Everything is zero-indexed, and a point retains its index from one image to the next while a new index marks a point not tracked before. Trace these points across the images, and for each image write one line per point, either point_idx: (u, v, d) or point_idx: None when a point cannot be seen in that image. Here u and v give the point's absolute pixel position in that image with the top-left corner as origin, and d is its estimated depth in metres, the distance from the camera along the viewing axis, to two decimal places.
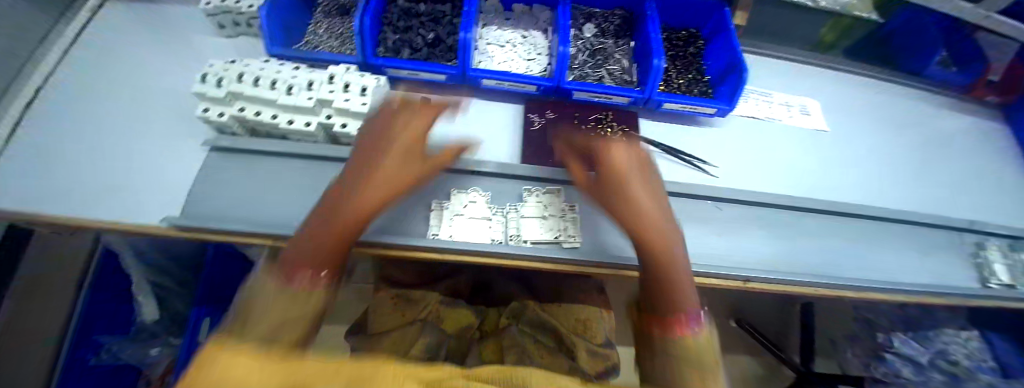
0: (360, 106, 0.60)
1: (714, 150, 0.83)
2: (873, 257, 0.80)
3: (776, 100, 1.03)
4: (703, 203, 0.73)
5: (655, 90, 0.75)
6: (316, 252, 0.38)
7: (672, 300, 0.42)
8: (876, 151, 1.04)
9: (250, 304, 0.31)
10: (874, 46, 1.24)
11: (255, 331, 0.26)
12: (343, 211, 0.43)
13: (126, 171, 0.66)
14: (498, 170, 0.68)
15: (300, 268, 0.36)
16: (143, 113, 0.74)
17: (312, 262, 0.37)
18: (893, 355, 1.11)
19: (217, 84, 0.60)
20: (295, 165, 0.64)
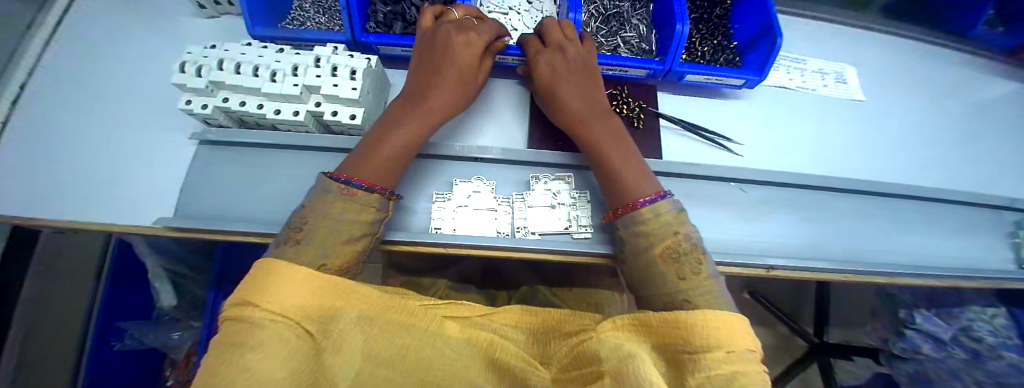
0: (351, 92, 0.54)
1: (739, 125, 0.75)
2: (907, 239, 0.74)
3: (810, 67, 0.93)
4: (725, 186, 0.67)
5: (676, 60, 0.67)
6: (373, 164, 0.45)
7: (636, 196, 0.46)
8: (918, 121, 0.94)
9: (307, 215, 0.39)
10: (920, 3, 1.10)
11: (305, 251, 0.36)
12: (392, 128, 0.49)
13: (114, 166, 0.62)
14: (503, 156, 0.63)
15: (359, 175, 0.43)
16: (125, 104, 0.69)
17: (368, 171, 0.44)
18: (914, 331, 0.97)
19: (196, 73, 0.55)
20: (286, 159, 0.61)
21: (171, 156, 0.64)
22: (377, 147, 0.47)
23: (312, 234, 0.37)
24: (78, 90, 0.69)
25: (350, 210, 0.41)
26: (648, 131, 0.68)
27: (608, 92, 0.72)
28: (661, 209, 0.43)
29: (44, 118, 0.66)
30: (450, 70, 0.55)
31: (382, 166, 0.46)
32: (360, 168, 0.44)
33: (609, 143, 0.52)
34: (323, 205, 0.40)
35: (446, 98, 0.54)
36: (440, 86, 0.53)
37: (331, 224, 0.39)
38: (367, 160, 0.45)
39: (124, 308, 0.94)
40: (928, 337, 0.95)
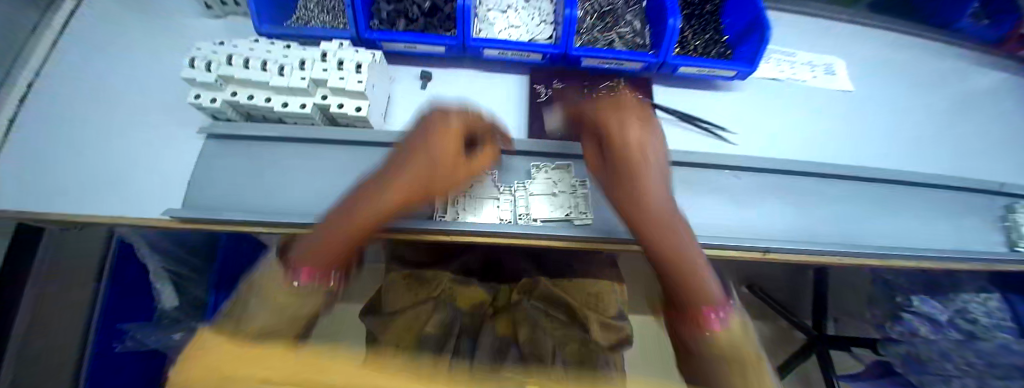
0: (357, 84, 0.56)
1: (732, 116, 0.78)
2: (898, 223, 0.76)
3: (799, 60, 0.96)
4: (720, 173, 0.69)
5: (670, 54, 0.69)
6: (324, 252, 0.38)
7: (692, 293, 0.37)
8: (905, 112, 0.97)
9: (263, 288, 0.37)
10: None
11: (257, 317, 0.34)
12: (362, 205, 0.40)
13: (120, 163, 0.63)
14: (505, 146, 0.64)
15: (307, 267, 0.37)
16: (133, 101, 0.70)
17: (316, 262, 0.37)
18: (911, 314, 1.04)
19: (207, 69, 0.56)
20: (293, 152, 0.62)
21: (179, 152, 0.65)
22: (336, 229, 0.39)
23: (253, 318, 0.34)
24: (85, 90, 0.70)
25: (291, 302, 0.36)
26: None
27: (605, 85, 0.74)
28: (732, 329, 0.34)
29: (48, 118, 0.66)
30: (439, 142, 0.44)
31: (335, 260, 0.39)
32: (308, 260, 0.37)
33: (651, 222, 0.43)
34: (262, 296, 0.36)
35: (428, 176, 0.43)
36: (423, 160, 0.43)
37: (270, 314, 0.35)
38: (327, 253, 0.38)
39: (126, 310, 0.91)
40: (925, 320, 1.01)
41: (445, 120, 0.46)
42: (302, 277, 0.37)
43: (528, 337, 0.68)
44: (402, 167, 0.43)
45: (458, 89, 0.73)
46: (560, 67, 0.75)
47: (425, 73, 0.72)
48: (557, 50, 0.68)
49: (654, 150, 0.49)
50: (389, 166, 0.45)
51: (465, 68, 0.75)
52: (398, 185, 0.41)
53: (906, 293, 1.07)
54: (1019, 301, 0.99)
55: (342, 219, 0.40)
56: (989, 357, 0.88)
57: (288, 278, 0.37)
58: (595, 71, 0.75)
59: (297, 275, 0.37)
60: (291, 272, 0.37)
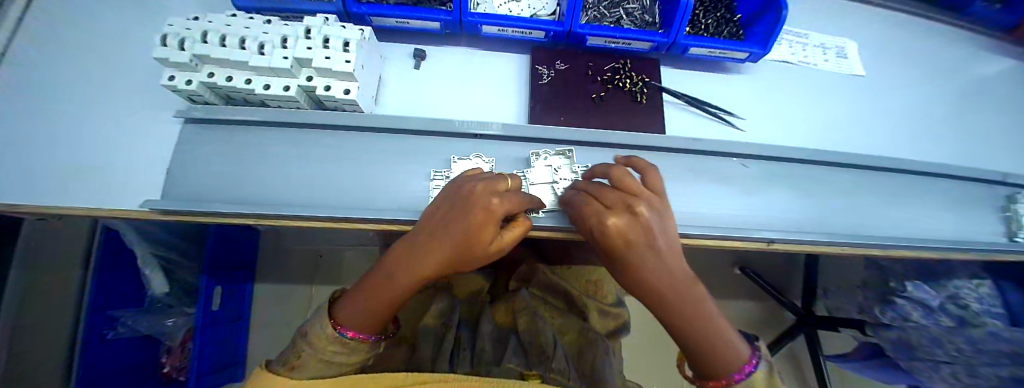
0: (344, 65, 0.51)
1: (741, 101, 0.74)
2: (905, 214, 0.74)
3: (812, 42, 0.91)
4: (728, 161, 0.67)
5: (681, 33, 0.64)
6: (361, 312, 0.39)
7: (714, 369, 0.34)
8: (914, 98, 0.94)
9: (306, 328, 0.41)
10: None
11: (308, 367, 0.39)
12: (396, 277, 0.39)
13: (96, 147, 0.59)
14: (504, 132, 0.60)
15: (350, 321, 0.39)
16: (104, 80, 0.64)
17: (359, 314, 0.39)
18: (905, 300, 0.99)
19: (178, 46, 0.51)
20: (278, 137, 0.58)
21: (156, 135, 0.61)
22: (368, 295, 0.40)
23: (306, 368, 0.39)
24: (59, 71, 0.63)
25: (346, 349, 0.41)
26: (653, 105, 0.67)
27: (610, 67, 0.69)
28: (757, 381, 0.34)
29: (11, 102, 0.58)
30: (459, 217, 0.38)
31: (378, 323, 0.41)
32: (353, 320, 0.39)
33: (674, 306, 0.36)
34: (314, 349, 0.39)
35: (448, 253, 0.39)
36: (442, 238, 0.39)
37: (322, 363, 0.40)
38: (371, 308, 0.39)
39: (117, 296, 0.91)
40: (918, 305, 0.97)
41: (487, 187, 0.40)
42: (351, 332, 0.40)
43: (528, 326, 0.67)
44: (436, 234, 0.39)
45: (453, 69, 0.68)
46: (563, 47, 0.70)
47: (419, 50, 0.67)
48: (560, 27, 0.63)
49: (666, 243, 0.38)
50: (415, 234, 0.42)
51: (461, 47, 0.70)
52: (430, 254, 0.39)
53: (902, 281, 1.03)
54: (1008, 286, 1.00)
55: (378, 283, 0.40)
56: (978, 343, 0.86)
57: (333, 326, 0.40)
58: (600, 51, 0.70)
59: (348, 329, 0.40)
60: (338, 327, 0.40)
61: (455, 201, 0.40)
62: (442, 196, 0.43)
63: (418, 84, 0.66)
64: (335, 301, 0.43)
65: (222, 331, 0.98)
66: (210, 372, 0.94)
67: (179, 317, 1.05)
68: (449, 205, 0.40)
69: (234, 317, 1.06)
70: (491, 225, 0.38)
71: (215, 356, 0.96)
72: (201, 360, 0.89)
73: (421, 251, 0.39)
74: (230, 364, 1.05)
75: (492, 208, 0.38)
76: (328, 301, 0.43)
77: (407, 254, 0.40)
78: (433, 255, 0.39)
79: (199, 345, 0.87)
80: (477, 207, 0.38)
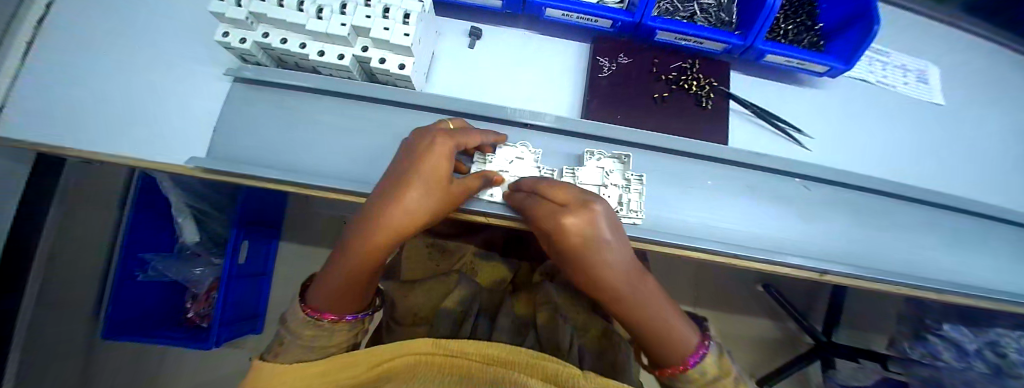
0: (403, 38, 0.48)
1: (809, 116, 0.69)
2: (979, 262, 0.68)
3: (892, 61, 0.84)
4: (789, 181, 0.62)
5: (761, 37, 0.59)
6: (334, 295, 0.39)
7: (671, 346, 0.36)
8: (1000, 134, 0.84)
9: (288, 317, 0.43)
10: None
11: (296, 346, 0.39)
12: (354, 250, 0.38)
13: (146, 94, 0.58)
14: (556, 124, 0.57)
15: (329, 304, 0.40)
16: (153, 24, 0.62)
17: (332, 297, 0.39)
18: (939, 338, 0.94)
19: (236, 2, 0.49)
20: (326, 107, 0.56)
21: (200, 89, 0.59)
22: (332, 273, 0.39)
23: (283, 353, 0.38)
24: (115, 13, 0.62)
25: (326, 331, 0.41)
26: (717, 113, 0.62)
27: (676, 66, 0.65)
28: (708, 365, 0.36)
29: (71, 45, 0.59)
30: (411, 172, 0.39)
31: (356, 296, 0.41)
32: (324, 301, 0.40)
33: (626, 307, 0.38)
34: (296, 340, 0.39)
35: (400, 214, 0.37)
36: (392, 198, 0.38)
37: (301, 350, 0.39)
38: (341, 295, 0.39)
39: (147, 241, 0.96)
40: (951, 346, 0.92)
41: (452, 138, 0.43)
42: (329, 314, 0.40)
43: (547, 321, 0.64)
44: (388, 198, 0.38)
45: (509, 52, 0.64)
46: (627, 40, 0.65)
47: (475, 28, 0.63)
48: (630, 18, 0.59)
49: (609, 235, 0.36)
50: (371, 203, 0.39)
51: (519, 30, 0.66)
52: (404, 212, 0.37)
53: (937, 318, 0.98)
54: None
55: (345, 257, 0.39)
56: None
57: (306, 311, 0.40)
58: (667, 47, 0.65)
59: (319, 311, 0.40)
60: (310, 312, 0.40)
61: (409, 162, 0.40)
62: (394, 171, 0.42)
63: (471, 64, 0.63)
64: (307, 289, 0.44)
65: (246, 284, 1.02)
66: (229, 323, 0.96)
67: (205, 267, 1.04)
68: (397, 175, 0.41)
69: (256, 272, 1.08)
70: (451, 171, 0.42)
71: (238, 306, 1.00)
72: (224, 308, 0.92)
73: (380, 216, 0.37)
74: (250, 318, 1.08)
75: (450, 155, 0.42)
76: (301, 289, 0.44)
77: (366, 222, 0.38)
78: (404, 216, 0.38)
79: (222, 296, 0.89)
80: (437, 153, 0.40)
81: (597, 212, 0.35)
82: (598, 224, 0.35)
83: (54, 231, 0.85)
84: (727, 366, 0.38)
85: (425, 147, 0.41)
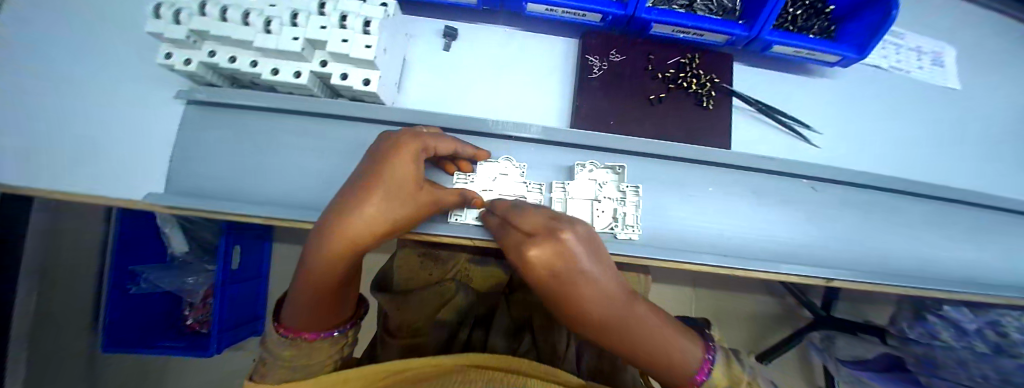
0: (364, 51, 0.43)
1: (818, 109, 0.64)
2: (994, 256, 0.64)
3: (907, 43, 0.77)
4: (795, 182, 0.58)
5: (768, 27, 0.52)
6: (303, 314, 0.35)
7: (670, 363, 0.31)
8: (1022, 115, 0.78)
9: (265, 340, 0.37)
10: None
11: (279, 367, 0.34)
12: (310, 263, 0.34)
13: (97, 122, 0.53)
14: (542, 135, 0.52)
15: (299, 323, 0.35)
16: (99, 41, 0.56)
17: (300, 315, 0.35)
18: (938, 318, 0.87)
19: (173, 18, 0.43)
20: (290, 129, 0.51)
21: (155, 114, 0.54)
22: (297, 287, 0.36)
23: (269, 374, 0.34)
24: (53, 34, 0.56)
25: (306, 349, 0.35)
26: (719, 112, 0.57)
27: (673, 61, 0.59)
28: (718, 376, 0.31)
29: (9, 71, 0.53)
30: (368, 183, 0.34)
31: (329, 311, 0.36)
32: (298, 319, 0.35)
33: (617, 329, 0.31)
34: (278, 359, 0.35)
35: (355, 227, 0.33)
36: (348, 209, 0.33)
37: (283, 372, 0.34)
38: (315, 308, 0.35)
39: (139, 254, 0.93)
40: (952, 326, 0.85)
41: (418, 140, 0.39)
42: (309, 332, 0.35)
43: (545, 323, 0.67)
44: (344, 211, 0.33)
45: (488, 54, 0.59)
46: (619, 34, 0.59)
47: (450, 29, 0.57)
48: (621, 11, 0.52)
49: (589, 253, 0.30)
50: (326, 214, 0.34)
51: (499, 28, 0.60)
52: (365, 223, 0.33)
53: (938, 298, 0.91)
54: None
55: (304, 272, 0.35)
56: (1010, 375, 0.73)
57: (278, 330, 0.36)
58: (663, 41, 0.59)
59: (293, 329, 0.35)
60: (288, 331, 0.35)
61: (370, 172, 0.35)
62: (353, 178, 0.37)
63: (448, 71, 0.58)
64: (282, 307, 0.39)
65: (242, 288, 1.00)
66: (229, 328, 0.95)
67: (198, 274, 1.01)
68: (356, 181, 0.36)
69: (252, 274, 1.06)
70: (418, 178, 0.38)
71: (234, 310, 0.97)
72: (221, 316, 0.90)
73: (337, 229, 0.32)
74: (249, 320, 1.06)
75: (418, 161, 0.38)
76: (275, 309, 0.39)
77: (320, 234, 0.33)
78: (365, 228, 0.33)
79: (218, 300, 0.88)
80: (401, 159, 0.37)
81: (566, 243, 0.29)
82: (569, 255, 0.29)
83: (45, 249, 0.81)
84: (738, 374, 0.31)
85: (388, 153, 0.37)
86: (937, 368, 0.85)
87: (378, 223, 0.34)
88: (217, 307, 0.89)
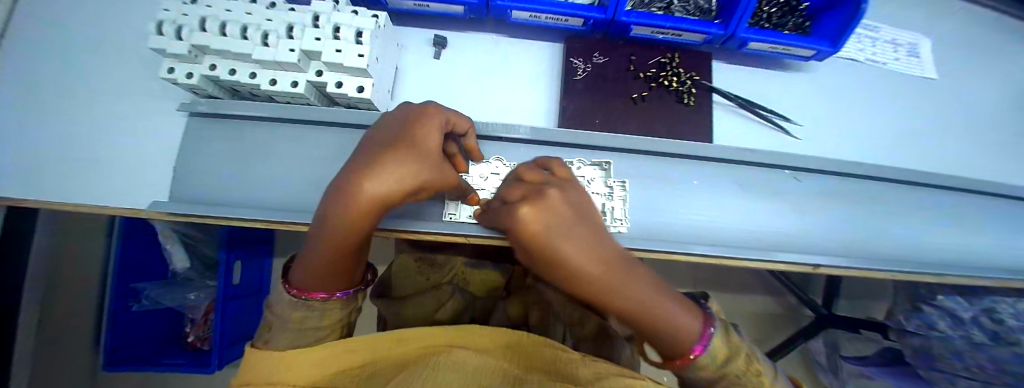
0: (357, 60, 0.45)
1: (796, 102, 0.66)
2: (979, 239, 0.65)
3: (882, 35, 0.79)
4: (778, 173, 0.60)
5: (742, 25, 0.55)
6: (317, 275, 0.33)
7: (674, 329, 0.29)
8: (999, 102, 0.81)
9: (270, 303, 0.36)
10: None
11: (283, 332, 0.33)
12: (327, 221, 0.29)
13: (100, 139, 0.55)
14: (532, 135, 0.54)
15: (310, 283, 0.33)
16: (101, 63, 0.59)
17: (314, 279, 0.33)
18: (933, 308, 0.87)
19: (175, 35, 0.45)
20: (288, 137, 0.54)
21: (158, 128, 0.56)
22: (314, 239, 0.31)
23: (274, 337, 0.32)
24: (57, 58, 0.58)
25: (316, 311, 0.34)
26: (700, 108, 0.59)
27: (654, 61, 0.61)
28: (718, 348, 0.30)
29: (16, 94, 0.56)
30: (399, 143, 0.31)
31: (338, 273, 0.34)
32: (308, 280, 0.33)
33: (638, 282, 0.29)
34: (284, 321, 0.33)
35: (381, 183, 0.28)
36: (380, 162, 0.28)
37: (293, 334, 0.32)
38: (324, 273, 0.33)
39: (139, 271, 0.95)
40: (948, 316, 0.85)
41: (444, 113, 0.38)
42: (320, 293, 0.34)
43: (539, 321, 0.70)
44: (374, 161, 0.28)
45: (477, 60, 0.61)
46: (602, 37, 0.62)
47: (439, 38, 0.60)
48: (601, 15, 0.55)
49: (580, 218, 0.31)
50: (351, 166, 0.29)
51: (487, 35, 0.63)
52: (394, 180, 0.28)
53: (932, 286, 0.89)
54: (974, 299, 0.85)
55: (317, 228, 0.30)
56: (1004, 363, 0.78)
57: (289, 291, 0.34)
58: (644, 42, 0.62)
59: (302, 289, 0.34)
60: (299, 291, 0.33)
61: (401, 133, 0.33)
62: (376, 136, 0.33)
63: (439, 77, 0.60)
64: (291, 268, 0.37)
65: (245, 303, 1.01)
66: (229, 345, 0.96)
67: (200, 291, 1.02)
68: (384, 138, 0.32)
69: (256, 291, 1.07)
70: (442, 148, 0.37)
71: (236, 325, 0.99)
72: (223, 332, 0.93)
73: (359, 182, 0.27)
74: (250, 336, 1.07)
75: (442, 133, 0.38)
76: (282, 271, 0.37)
77: (339, 190, 0.27)
78: (393, 187, 0.28)
79: (219, 317, 0.89)
80: (430, 127, 0.35)
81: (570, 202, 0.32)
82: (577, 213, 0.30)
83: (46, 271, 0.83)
84: (736, 343, 0.31)
85: (417, 119, 0.36)
86: (935, 359, 0.86)
87: (406, 179, 0.29)
88: (221, 320, 0.91)
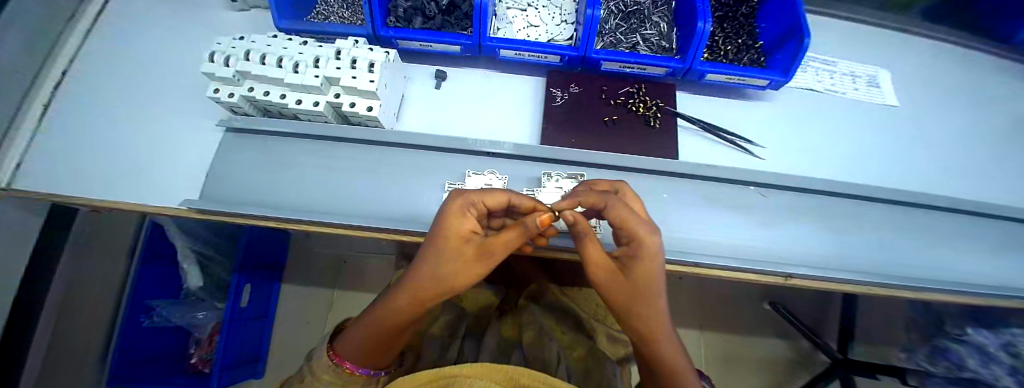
0: (368, 84, 0.54)
1: (759, 128, 0.73)
2: (951, 255, 0.67)
3: (840, 70, 0.88)
4: (743, 188, 0.65)
5: (698, 59, 0.64)
6: (363, 347, 0.36)
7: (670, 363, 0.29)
8: (961, 131, 0.85)
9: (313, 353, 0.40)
10: (987, 8, 0.97)
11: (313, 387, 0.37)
12: (380, 308, 0.36)
13: (148, 152, 0.64)
14: (515, 151, 0.62)
15: (349, 352, 0.36)
16: (158, 92, 0.70)
17: (356, 350, 0.36)
18: (963, 343, 0.83)
19: (224, 64, 0.56)
20: (306, 148, 0.63)
21: (197, 143, 0.66)
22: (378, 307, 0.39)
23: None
24: (121, 88, 0.70)
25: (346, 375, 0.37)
26: (667, 130, 0.67)
27: (624, 90, 0.70)
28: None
29: (81, 116, 0.66)
30: (430, 244, 0.36)
31: (381, 348, 0.37)
32: (347, 349, 0.36)
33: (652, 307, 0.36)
34: (316, 383, 0.36)
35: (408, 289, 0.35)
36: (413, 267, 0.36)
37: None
38: (366, 344, 0.35)
39: (153, 287, 0.98)
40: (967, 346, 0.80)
41: (462, 196, 0.37)
42: (350, 363, 0.36)
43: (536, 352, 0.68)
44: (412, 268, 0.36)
45: (471, 89, 0.72)
46: (578, 70, 0.72)
47: (440, 71, 0.71)
48: (575, 52, 0.65)
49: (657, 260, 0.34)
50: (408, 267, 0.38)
51: (481, 69, 0.74)
52: (418, 283, 0.35)
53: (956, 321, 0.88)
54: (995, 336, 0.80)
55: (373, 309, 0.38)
56: None
57: (331, 357, 0.37)
58: (616, 75, 0.71)
59: (342, 358, 0.37)
60: (335, 357, 0.37)
61: (435, 230, 0.36)
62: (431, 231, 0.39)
63: (438, 103, 0.70)
64: (337, 332, 0.41)
65: (251, 325, 1.03)
66: (232, 366, 0.97)
67: (209, 311, 1.05)
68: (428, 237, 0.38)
69: (259, 315, 1.06)
70: (463, 232, 0.35)
71: (238, 348, 0.99)
72: (226, 353, 0.92)
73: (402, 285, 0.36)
74: (250, 361, 1.07)
75: (465, 217, 0.36)
76: (332, 331, 0.42)
77: (390, 293, 0.37)
78: (417, 287, 0.35)
79: (224, 338, 0.90)
80: (446, 220, 0.35)
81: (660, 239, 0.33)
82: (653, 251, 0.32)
83: (66, 281, 0.87)
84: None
85: (442, 212, 0.37)
86: None
87: (425, 280, 0.34)
88: (222, 345, 0.90)
